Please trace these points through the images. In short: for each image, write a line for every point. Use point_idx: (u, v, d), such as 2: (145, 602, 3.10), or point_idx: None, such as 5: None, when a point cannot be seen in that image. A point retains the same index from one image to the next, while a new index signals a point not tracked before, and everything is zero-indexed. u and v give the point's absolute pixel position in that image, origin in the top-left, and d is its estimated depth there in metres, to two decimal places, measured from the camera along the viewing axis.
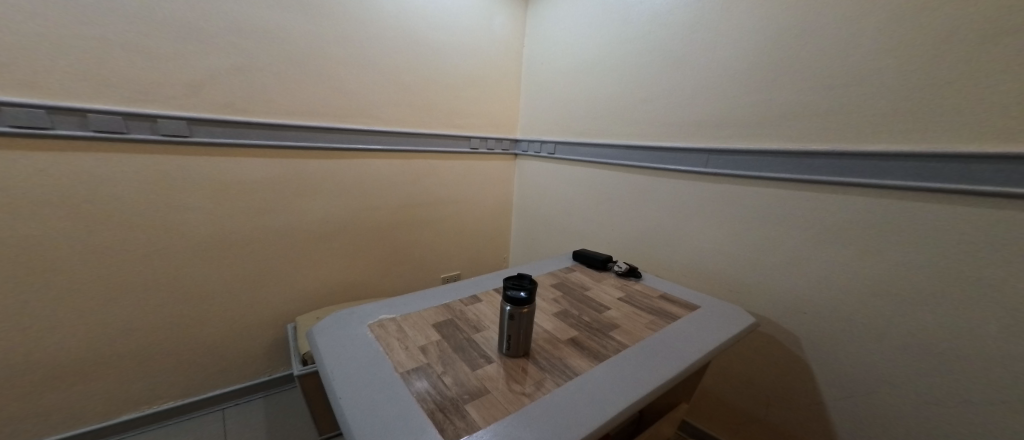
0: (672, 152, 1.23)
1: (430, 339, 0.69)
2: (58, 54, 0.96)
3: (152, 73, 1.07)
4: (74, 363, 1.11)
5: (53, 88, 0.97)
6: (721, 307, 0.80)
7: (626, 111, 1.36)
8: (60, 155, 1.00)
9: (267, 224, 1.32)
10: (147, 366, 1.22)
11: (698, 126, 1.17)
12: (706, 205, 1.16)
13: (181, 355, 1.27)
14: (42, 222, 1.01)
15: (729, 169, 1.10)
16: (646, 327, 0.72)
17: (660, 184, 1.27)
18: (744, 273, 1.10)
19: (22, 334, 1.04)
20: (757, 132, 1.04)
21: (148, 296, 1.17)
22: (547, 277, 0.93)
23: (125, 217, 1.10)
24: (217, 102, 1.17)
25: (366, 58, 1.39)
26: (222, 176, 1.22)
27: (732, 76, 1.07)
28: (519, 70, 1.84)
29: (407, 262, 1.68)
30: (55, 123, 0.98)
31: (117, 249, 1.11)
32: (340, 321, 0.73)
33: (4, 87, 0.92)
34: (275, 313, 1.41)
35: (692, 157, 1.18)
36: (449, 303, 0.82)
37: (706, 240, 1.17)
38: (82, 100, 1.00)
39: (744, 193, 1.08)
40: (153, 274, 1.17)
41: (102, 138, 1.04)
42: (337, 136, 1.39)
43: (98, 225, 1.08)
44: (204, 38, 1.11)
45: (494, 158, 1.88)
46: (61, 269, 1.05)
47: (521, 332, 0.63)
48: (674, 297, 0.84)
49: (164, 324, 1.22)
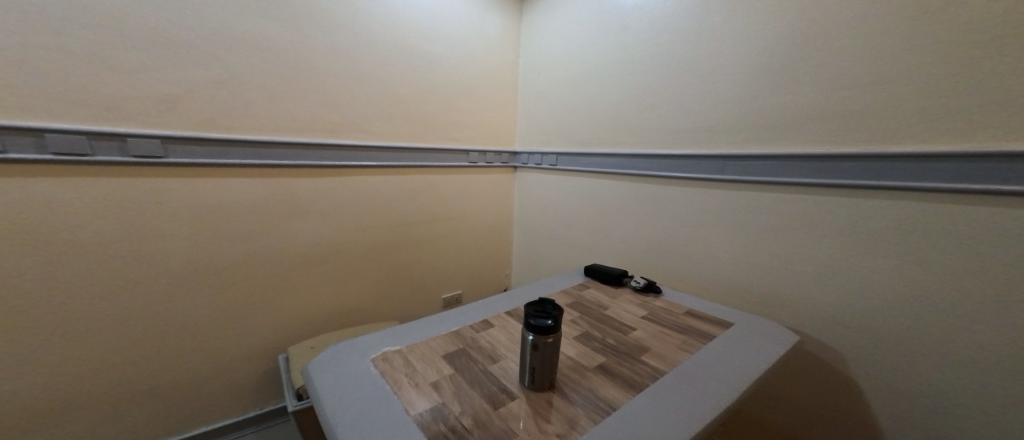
0: (684, 159, 1.20)
1: (441, 373, 0.62)
2: (16, 70, 0.88)
3: (126, 90, 0.99)
4: (33, 413, 0.98)
5: (11, 108, 0.88)
6: (756, 324, 0.75)
7: (630, 120, 1.34)
8: (21, 180, 0.91)
9: (254, 247, 1.23)
10: (122, 408, 1.09)
11: (705, 133, 1.15)
12: (723, 214, 1.13)
13: (159, 394, 1.14)
14: (1, 254, 0.91)
15: (745, 175, 1.07)
16: (677, 349, 0.67)
17: (674, 193, 1.23)
18: (766, 283, 1.07)
19: None
20: (768, 137, 1.03)
21: (118, 332, 1.06)
22: (561, 297, 0.89)
23: (92, 247, 1.00)
24: (197, 119, 1.09)
25: (359, 71, 1.34)
26: (205, 198, 1.13)
27: (738, 82, 1.06)
28: (515, 81, 1.82)
29: (405, 283, 1.60)
30: (8, 145, 0.89)
31: (83, 280, 1.00)
32: (338, 357, 0.66)
33: None
34: (265, 344, 1.30)
35: (706, 164, 1.15)
36: (459, 329, 0.75)
37: (723, 250, 1.14)
38: (42, 120, 0.91)
39: (762, 200, 1.05)
40: (125, 307, 1.06)
41: (64, 160, 0.94)
42: (329, 152, 1.32)
43: (61, 257, 0.97)
44: (183, 52, 1.05)
45: (493, 172, 1.83)
46: (18, 306, 0.93)
47: (547, 363, 0.57)
48: (702, 314, 0.79)
49: (140, 362, 1.10)
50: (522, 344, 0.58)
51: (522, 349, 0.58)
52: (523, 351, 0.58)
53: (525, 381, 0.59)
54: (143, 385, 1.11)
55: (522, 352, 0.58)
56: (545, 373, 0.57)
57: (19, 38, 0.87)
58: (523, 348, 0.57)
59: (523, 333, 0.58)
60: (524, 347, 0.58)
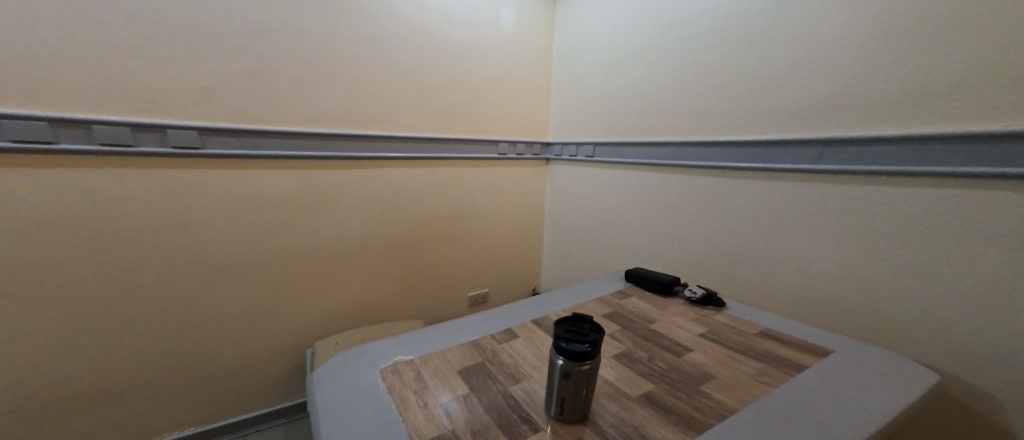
0: (759, 146, 1.00)
1: (455, 393, 0.54)
2: (57, 62, 0.87)
3: (163, 81, 0.98)
4: (80, 397, 0.99)
5: (56, 100, 0.88)
6: (868, 365, 0.60)
7: (682, 103, 1.17)
8: (68, 171, 0.91)
9: (285, 241, 1.21)
10: (163, 395, 1.09)
11: (777, 115, 0.97)
12: (801, 212, 0.93)
13: (196, 383, 1.13)
14: (51, 243, 0.91)
15: (850, 163, 0.84)
16: (742, 381, 0.56)
17: (741, 186, 1.04)
18: (857, 298, 0.86)
19: (22, 368, 0.92)
20: (852, 118, 0.84)
21: (159, 324, 1.06)
22: (599, 306, 0.80)
23: (134, 240, 1.00)
24: (229, 111, 1.07)
25: (386, 58, 1.28)
26: (237, 190, 1.11)
27: (824, 53, 0.87)
28: (549, 67, 1.70)
29: (432, 280, 1.54)
30: (59, 137, 0.89)
31: (125, 271, 1.00)
32: (346, 368, 0.59)
33: (5, 99, 0.83)
34: (295, 338, 1.28)
35: (796, 150, 0.93)
36: (478, 340, 0.67)
37: (800, 257, 0.94)
38: (87, 111, 0.91)
39: (867, 195, 0.82)
40: (164, 299, 1.05)
41: (109, 151, 0.94)
42: (356, 144, 1.28)
43: (104, 249, 0.97)
44: (215, 42, 1.02)
45: (524, 164, 1.73)
46: (67, 295, 0.94)
47: (579, 393, 0.48)
48: (781, 336, 0.69)
49: (178, 353, 1.09)
50: (551, 368, 0.49)
51: (550, 375, 0.49)
52: (551, 376, 0.49)
53: (552, 411, 0.49)
54: (181, 376, 1.11)
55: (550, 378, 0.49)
56: (577, 405, 0.48)
57: (58, 29, 0.86)
58: (552, 374, 0.49)
59: (552, 356, 0.50)
60: (552, 372, 0.49)
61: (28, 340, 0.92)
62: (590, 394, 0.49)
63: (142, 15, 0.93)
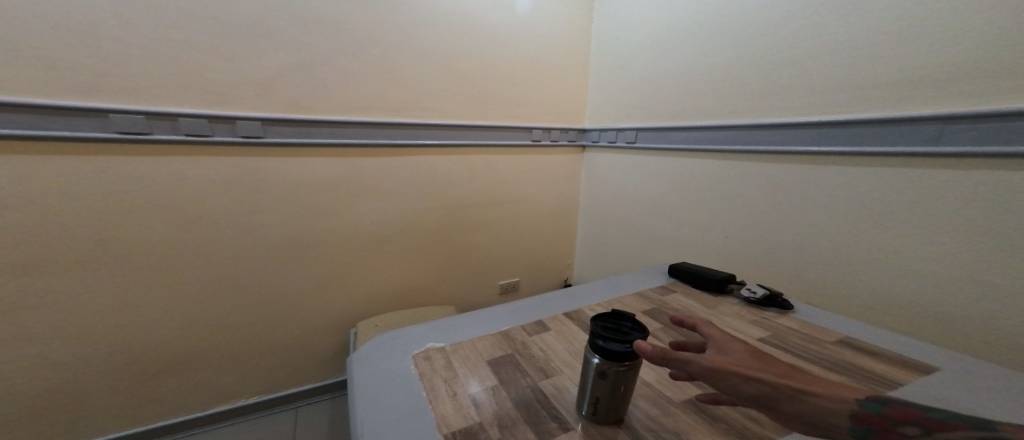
0: (847, 128, 0.85)
1: (484, 384, 0.52)
2: (139, 57, 0.93)
3: (231, 74, 1.03)
4: (164, 362, 1.10)
5: (148, 94, 0.95)
6: (985, 389, 0.51)
7: (738, 82, 1.06)
8: (157, 158, 0.99)
9: (332, 225, 1.26)
10: (230, 363, 1.19)
11: (860, 91, 0.83)
12: (891, 205, 0.80)
13: (258, 354, 1.23)
14: (147, 223, 1.01)
15: (976, 145, 0.70)
16: None
17: (813, 173, 0.91)
18: (955, 303, 0.74)
19: (120, 335, 1.03)
20: (968, 91, 0.71)
21: (230, 300, 1.15)
22: (637, 300, 0.75)
23: (207, 223, 1.07)
24: (285, 102, 1.11)
25: (424, 46, 1.27)
26: (291, 176, 1.16)
27: (930, 17, 0.74)
28: (587, 49, 1.62)
29: (463, 267, 1.55)
30: (152, 128, 0.97)
31: (202, 251, 1.08)
32: (381, 352, 0.60)
33: (109, 94, 0.92)
34: (342, 318, 1.34)
35: (906, 130, 0.77)
36: (507, 330, 0.65)
37: (889, 257, 0.81)
38: (172, 103, 0.98)
39: (990, 187, 0.69)
40: (234, 277, 1.14)
41: (191, 141, 1.01)
42: (395, 132, 1.30)
43: (186, 232, 1.05)
44: (272, 35, 1.06)
45: (556, 151, 1.67)
46: (159, 272, 1.04)
47: (615, 394, 0.45)
48: (865, 346, 0.61)
49: (244, 327, 1.18)
50: (585, 366, 0.46)
51: (584, 374, 0.46)
52: (585, 375, 0.46)
53: (584, 411, 0.47)
54: (245, 348, 1.20)
55: (584, 376, 0.46)
56: (611, 406, 0.45)
57: (138, 26, 0.91)
58: (586, 372, 0.46)
59: (587, 353, 0.47)
60: (587, 371, 0.46)
61: (120, 311, 1.02)
62: (625, 396, 0.45)
63: (207, 10, 0.97)
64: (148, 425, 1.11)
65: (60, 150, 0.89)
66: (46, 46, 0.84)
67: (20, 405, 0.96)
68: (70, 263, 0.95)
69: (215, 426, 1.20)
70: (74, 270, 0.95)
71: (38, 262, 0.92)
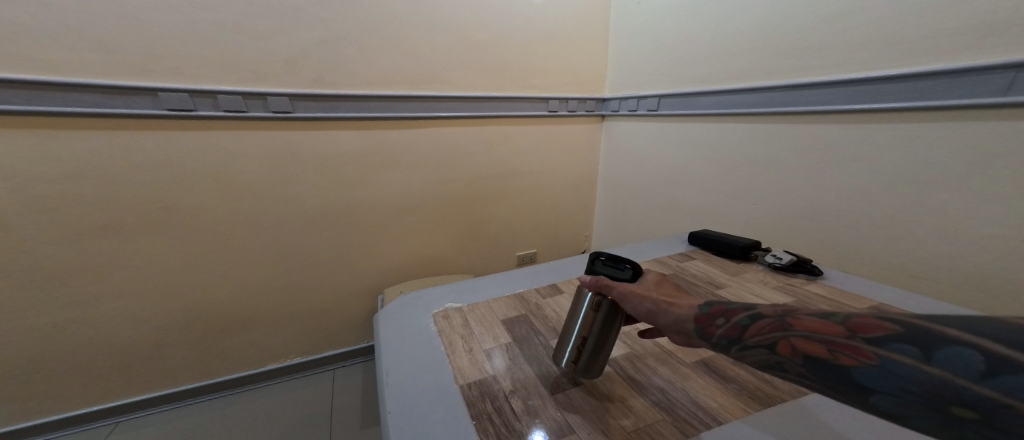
0: (903, 81, 0.77)
1: (498, 341, 0.55)
2: (177, 37, 0.96)
3: (260, 50, 1.06)
4: (220, 323, 1.20)
5: (189, 72, 1.00)
6: None
7: (775, 41, 0.98)
8: (202, 134, 1.05)
9: (360, 197, 1.30)
10: (277, 325, 1.29)
11: (914, 43, 0.75)
12: (953, 165, 0.73)
13: (301, 318, 1.32)
14: (197, 196, 1.08)
15: None
16: None
17: (859, 134, 0.84)
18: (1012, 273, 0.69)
19: (180, 297, 1.13)
20: None
21: (273, 268, 1.23)
22: (654, 266, 0.75)
23: (249, 195, 1.14)
24: (310, 77, 1.14)
25: (439, 15, 1.25)
26: (320, 150, 1.20)
27: None
28: (607, 13, 1.54)
29: (484, 238, 1.58)
30: (196, 105, 1.03)
31: (245, 222, 1.15)
32: (404, 310, 0.63)
33: (157, 74, 0.97)
34: (372, 285, 1.41)
35: (974, 81, 0.69)
36: (523, 293, 0.67)
37: (941, 224, 0.76)
38: (213, 82, 1.03)
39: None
40: (274, 246, 1.21)
41: (230, 117, 1.06)
42: (414, 104, 1.30)
43: (232, 203, 1.12)
44: (296, 10, 1.07)
45: (575, 121, 1.63)
46: (211, 241, 1.12)
47: (600, 336, 0.47)
48: None
49: (286, 293, 1.27)
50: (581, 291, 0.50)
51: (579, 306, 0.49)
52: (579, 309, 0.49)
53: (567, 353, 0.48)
54: (288, 312, 1.29)
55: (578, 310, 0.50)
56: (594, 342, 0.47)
57: (172, 5, 0.94)
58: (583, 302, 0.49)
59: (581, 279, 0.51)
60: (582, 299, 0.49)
61: (178, 276, 1.11)
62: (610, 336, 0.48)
63: None
64: (211, 380, 1.23)
65: (116, 127, 0.96)
66: (95, 27, 0.89)
67: (102, 357, 1.08)
68: (133, 232, 1.03)
69: (267, 383, 1.32)
70: (136, 237, 1.04)
71: (110, 232, 1.01)
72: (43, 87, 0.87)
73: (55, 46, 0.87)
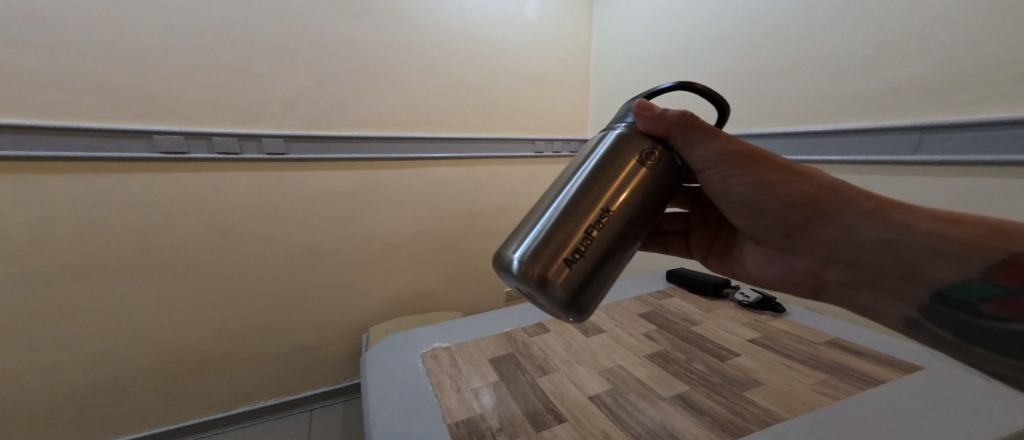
0: (841, 135, 0.89)
1: (485, 379, 0.57)
2: (178, 82, 1.01)
3: (258, 94, 1.11)
4: (193, 363, 1.16)
5: (185, 116, 1.03)
6: (969, 385, 0.53)
7: (737, 94, 1.10)
8: (193, 174, 1.07)
9: (349, 235, 1.32)
10: (253, 365, 1.25)
11: (847, 102, 0.87)
12: None
13: (278, 356, 1.28)
14: (182, 234, 1.08)
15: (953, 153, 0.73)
16: (813, 391, 0.52)
17: None
18: None
19: (155, 336, 1.10)
20: (944, 104, 0.74)
21: (255, 305, 1.21)
22: (636, 305, 0.80)
23: (234, 234, 1.14)
24: (306, 119, 1.19)
25: (431, 62, 1.34)
26: (310, 188, 1.23)
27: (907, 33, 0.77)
28: (588, 63, 1.68)
29: (472, 274, 1.60)
30: (190, 147, 1.05)
31: (231, 260, 1.15)
32: (393, 350, 0.65)
33: (154, 118, 1.00)
34: (356, 322, 1.39)
35: (891, 139, 0.81)
36: (510, 332, 0.70)
37: None
38: (209, 124, 1.06)
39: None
40: (258, 283, 1.20)
41: (223, 158, 1.09)
42: (406, 145, 1.36)
43: (217, 241, 1.13)
44: (297, 58, 1.14)
45: (561, 161, 1.71)
46: (196, 278, 1.12)
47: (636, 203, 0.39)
48: (854, 347, 0.62)
49: (266, 330, 1.24)
50: (628, 131, 0.42)
51: (597, 160, 0.41)
52: (594, 160, 0.41)
53: (558, 238, 0.38)
54: (266, 350, 1.26)
55: (587, 163, 0.41)
56: (606, 221, 0.38)
57: (178, 54, 1.00)
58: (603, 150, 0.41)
59: (623, 119, 0.44)
60: (616, 149, 0.41)
61: (155, 315, 1.09)
62: (643, 207, 0.40)
63: (237, 36, 1.05)
64: (175, 424, 1.17)
65: (108, 169, 0.97)
66: (99, 72, 0.93)
67: (62, 403, 1.03)
68: (113, 271, 1.02)
69: (237, 427, 1.25)
70: (115, 276, 1.03)
71: (88, 270, 1.00)
72: (37, 130, 0.89)
73: (54, 89, 0.89)
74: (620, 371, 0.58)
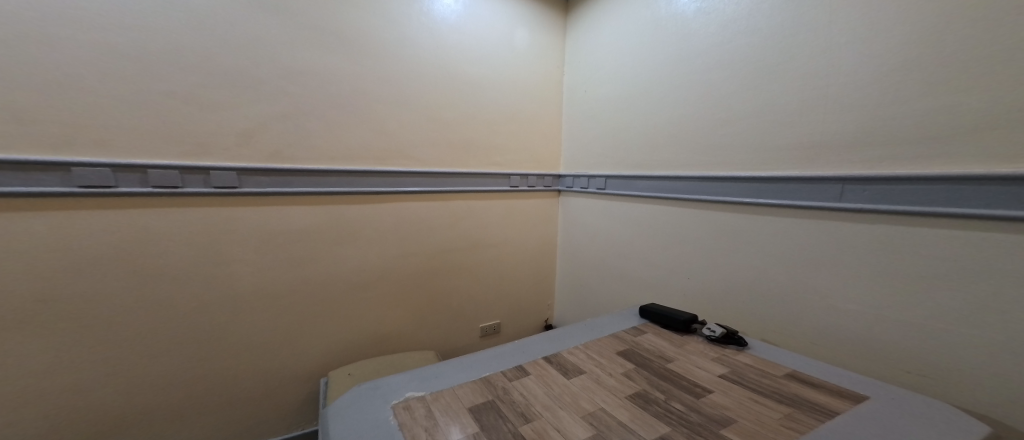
0: (777, 182, 0.99)
1: (466, 431, 0.55)
2: (116, 111, 0.94)
3: (210, 125, 1.05)
4: (106, 423, 1.00)
5: (120, 147, 0.95)
6: (903, 412, 0.58)
7: (691, 137, 1.20)
8: (125, 211, 0.97)
9: (309, 273, 1.25)
10: (184, 422, 1.10)
11: (779, 151, 0.99)
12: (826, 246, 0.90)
13: (217, 409, 1.14)
14: (107, 276, 0.97)
15: (873, 203, 0.83)
16: (783, 426, 0.55)
17: (763, 220, 1.03)
18: (878, 334, 0.84)
19: (61, 394, 0.95)
20: (855, 156, 0.86)
21: (190, 352, 1.09)
22: (611, 343, 0.82)
23: (170, 274, 1.04)
24: (266, 151, 1.14)
25: (409, 97, 1.36)
26: (268, 225, 1.16)
27: (826, 90, 0.90)
28: (560, 102, 1.77)
29: (443, 311, 1.55)
30: (118, 181, 0.96)
31: (166, 303, 1.04)
32: (360, 403, 0.61)
33: (79, 149, 0.91)
34: (313, 366, 1.29)
35: (819, 187, 0.91)
36: (488, 377, 0.68)
37: (828, 295, 0.91)
38: (145, 156, 0.98)
39: (950, 245, 0.74)
40: (195, 328, 1.09)
41: (159, 192, 1.00)
42: (376, 179, 1.34)
43: (151, 281, 1.02)
44: (260, 88, 1.11)
45: (534, 195, 1.75)
46: (118, 324, 0.99)
47: None
48: (809, 379, 0.68)
49: (203, 381, 1.11)
50: None
51: None
52: None
53: None
54: (202, 404, 1.12)
55: None
56: None
57: (119, 80, 0.93)
58: None
59: None
60: None
61: (65, 372, 0.94)
62: None
63: (195, 63, 1.01)
64: None
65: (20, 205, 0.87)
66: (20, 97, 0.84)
67: None
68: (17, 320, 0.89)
69: None
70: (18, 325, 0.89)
71: None
72: None
73: None
74: (604, 415, 0.58)
